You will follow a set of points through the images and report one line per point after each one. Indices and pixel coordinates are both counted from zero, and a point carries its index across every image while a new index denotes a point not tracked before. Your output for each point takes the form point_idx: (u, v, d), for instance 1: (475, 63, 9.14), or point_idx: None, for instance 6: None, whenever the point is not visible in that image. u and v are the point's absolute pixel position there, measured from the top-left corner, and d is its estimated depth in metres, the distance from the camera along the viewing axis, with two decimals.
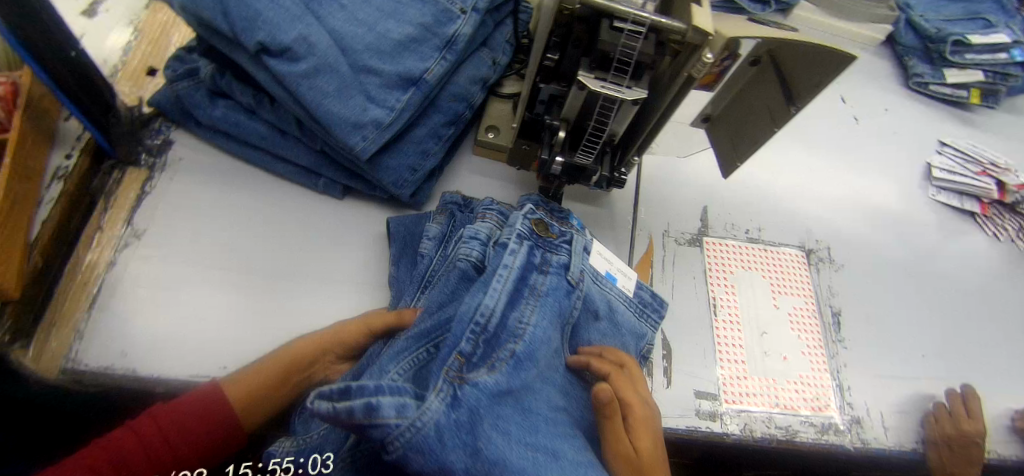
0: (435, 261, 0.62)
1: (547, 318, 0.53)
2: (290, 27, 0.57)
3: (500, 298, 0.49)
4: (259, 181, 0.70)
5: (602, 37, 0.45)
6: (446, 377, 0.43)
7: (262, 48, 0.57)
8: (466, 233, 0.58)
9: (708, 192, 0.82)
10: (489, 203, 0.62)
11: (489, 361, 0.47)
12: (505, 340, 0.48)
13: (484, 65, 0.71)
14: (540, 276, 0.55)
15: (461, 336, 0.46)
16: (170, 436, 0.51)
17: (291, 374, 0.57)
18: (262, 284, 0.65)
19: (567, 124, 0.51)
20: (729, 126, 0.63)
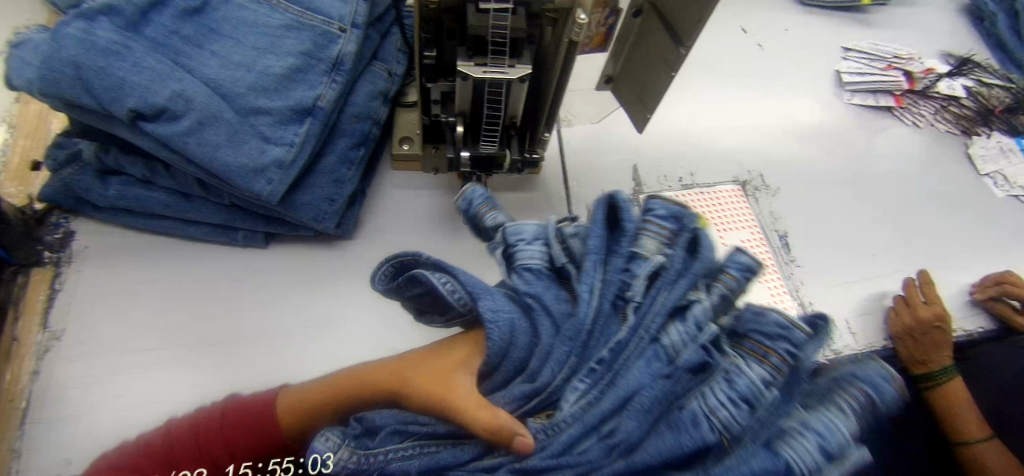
0: (606, 320, 0.39)
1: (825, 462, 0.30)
2: (161, 86, 0.55)
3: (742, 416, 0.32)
4: (175, 249, 0.67)
5: (471, 23, 0.43)
6: None
7: (137, 115, 0.54)
8: (626, 248, 0.41)
9: (635, 150, 0.82)
10: (660, 209, 0.41)
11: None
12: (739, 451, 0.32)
13: (379, 79, 0.69)
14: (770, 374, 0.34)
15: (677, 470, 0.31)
16: (201, 442, 0.42)
17: (347, 399, 0.43)
18: (204, 349, 0.59)
19: (464, 117, 0.49)
20: (631, 82, 0.63)
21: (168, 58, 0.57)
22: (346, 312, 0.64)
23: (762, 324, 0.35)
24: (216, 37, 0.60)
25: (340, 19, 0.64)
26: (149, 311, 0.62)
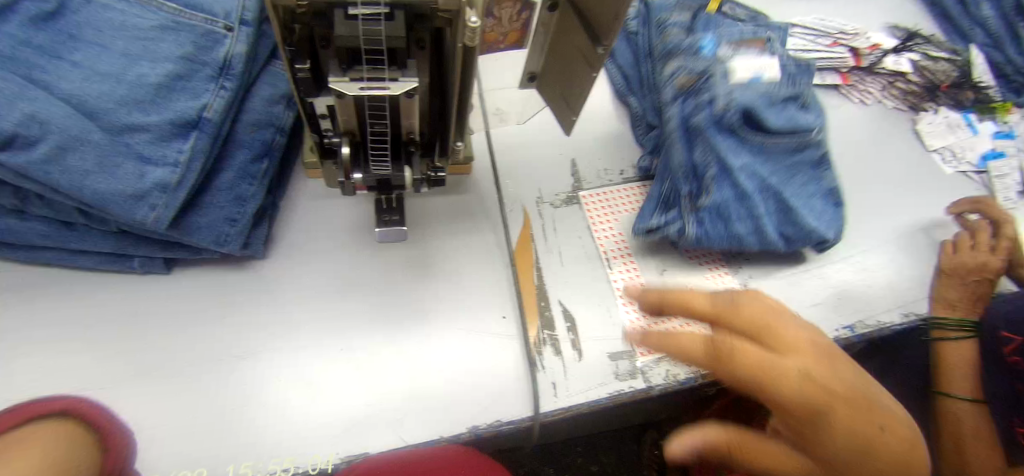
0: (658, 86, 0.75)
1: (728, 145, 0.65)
2: (7, 107, 0.47)
3: (684, 155, 0.67)
4: (72, 281, 0.61)
5: (338, 32, 0.37)
6: (686, 198, 0.67)
7: None
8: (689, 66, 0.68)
9: (574, 142, 0.76)
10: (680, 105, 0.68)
11: (705, 187, 0.66)
12: (706, 169, 0.65)
13: (280, 80, 0.63)
14: (720, 114, 0.64)
15: (680, 178, 0.67)
16: None
17: None
18: (102, 393, 0.56)
19: (352, 136, 0.44)
20: (555, 78, 0.58)
21: (16, 73, 0.49)
22: (261, 343, 0.60)
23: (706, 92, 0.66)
24: (76, 44, 0.52)
25: (224, 17, 0.58)
26: (38, 355, 0.57)
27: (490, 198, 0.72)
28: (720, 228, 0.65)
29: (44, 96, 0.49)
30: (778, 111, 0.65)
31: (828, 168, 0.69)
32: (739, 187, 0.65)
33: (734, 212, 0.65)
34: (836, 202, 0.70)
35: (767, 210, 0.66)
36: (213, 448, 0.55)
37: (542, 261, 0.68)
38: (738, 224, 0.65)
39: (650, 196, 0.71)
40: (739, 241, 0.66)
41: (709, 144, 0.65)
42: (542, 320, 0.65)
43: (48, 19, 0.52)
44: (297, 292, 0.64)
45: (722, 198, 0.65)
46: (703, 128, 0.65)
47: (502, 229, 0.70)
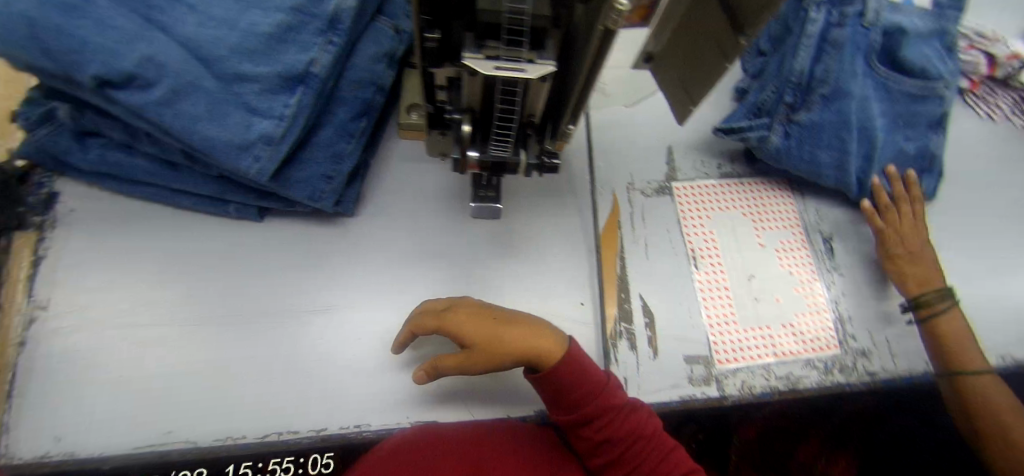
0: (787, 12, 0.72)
1: (845, 69, 0.66)
2: (130, 46, 0.47)
3: (806, 55, 0.66)
4: (166, 217, 0.62)
5: (481, 5, 0.35)
6: (785, 109, 0.67)
7: (103, 81, 0.48)
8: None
9: (672, 130, 0.73)
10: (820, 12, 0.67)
11: (807, 104, 0.67)
12: (818, 87, 0.67)
13: (384, 37, 0.61)
14: (841, 34, 0.66)
15: (785, 87, 0.67)
16: None
17: None
18: (195, 331, 0.59)
19: (472, 113, 0.42)
20: (678, 63, 0.54)
21: (138, 12, 0.49)
22: (342, 301, 0.61)
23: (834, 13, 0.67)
24: None
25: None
26: (135, 287, 0.59)
27: (580, 179, 0.69)
28: (809, 145, 0.67)
29: (161, 37, 0.49)
30: (916, 48, 0.69)
31: (933, 134, 0.72)
32: (848, 119, 0.67)
33: (823, 146, 0.67)
34: (929, 168, 0.72)
35: (856, 150, 0.67)
36: (295, 400, 0.57)
37: (626, 251, 0.67)
38: (824, 152, 0.67)
39: (745, 102, 0.71)
40: (817, 167, 0.67)
41: (840, 56, 0.66)
42: (621, 311, 0.64)
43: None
44: (381, 254, 0.64)
45: (821, 122, 0.67)
46: (838, 45, 0.66)
47: (589, 214, 0.68)
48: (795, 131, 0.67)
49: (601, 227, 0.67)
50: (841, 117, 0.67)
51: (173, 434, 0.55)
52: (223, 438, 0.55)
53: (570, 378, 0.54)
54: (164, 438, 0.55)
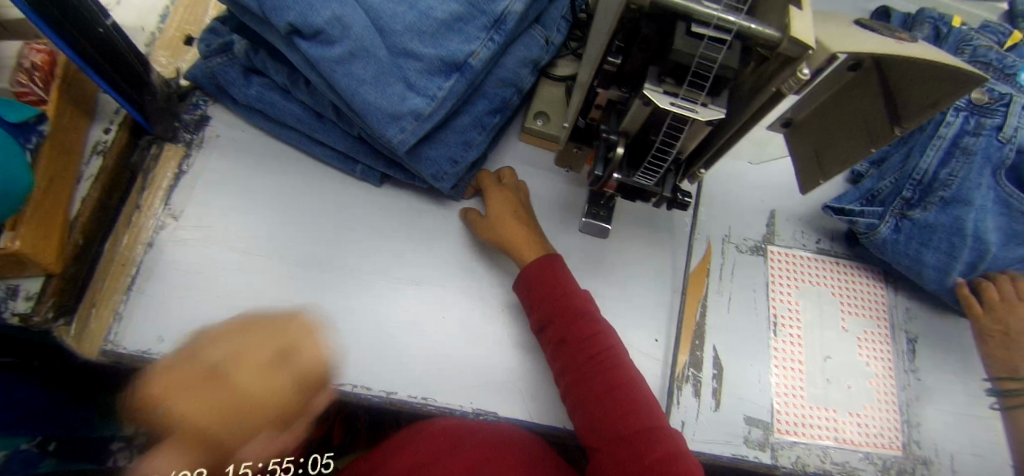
0: None
1: (976, 177, 0.64)
2: (325, 4, 0.52)
3: (931, 157, 0.65)
4: (296, 161, 0.67)
5: (676, 46, 0.37)
6: (896, 206, 0.67)
7: (294, 30, 0.52)
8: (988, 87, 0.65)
9: (780, 195, 0.73)
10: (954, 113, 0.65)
11: (923, 205, 0.66)
12: (938, 189, 0.65)
13: (535, 45, 0.63)
14: (972, 139, 0.64)
15: (903, 185, 0.67)
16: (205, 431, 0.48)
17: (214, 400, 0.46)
18: (298, 271, 0.63)
19: (626, 137, 0.44)
20: (815, 135, 0.54)
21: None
22: (434, 278, 0.64)
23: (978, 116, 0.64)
24: None
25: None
26: (255, 218, 0.64)
27: (679, 220, 0.70)
28: (915, 245, 0.66)
29: (352, 2, 0.53)
30: None
31: None
32: (965, 227, 0.65)
33: (930, 248, 0.66)
34: None
35: (966, 257, 0.66)
36: (373, 358, 0.61)
37: (709, 300, 0.68)
38: (930, 254, 0.66)
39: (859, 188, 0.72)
40: (914, 265, 0.67)
41: (968, 165, 0.64)
42: (691, 357, 0.65)
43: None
44: (478, 245, 0.67)
45: (933, 225, 0.66)
46: (972, 151, 0.64)
47: (682, 255, 0.69)
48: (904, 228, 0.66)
49: (690, 271, 0.68)
50: (959, 224, 0.65)
51: None
52: None
53: (542, 276, 0.58)
54: None
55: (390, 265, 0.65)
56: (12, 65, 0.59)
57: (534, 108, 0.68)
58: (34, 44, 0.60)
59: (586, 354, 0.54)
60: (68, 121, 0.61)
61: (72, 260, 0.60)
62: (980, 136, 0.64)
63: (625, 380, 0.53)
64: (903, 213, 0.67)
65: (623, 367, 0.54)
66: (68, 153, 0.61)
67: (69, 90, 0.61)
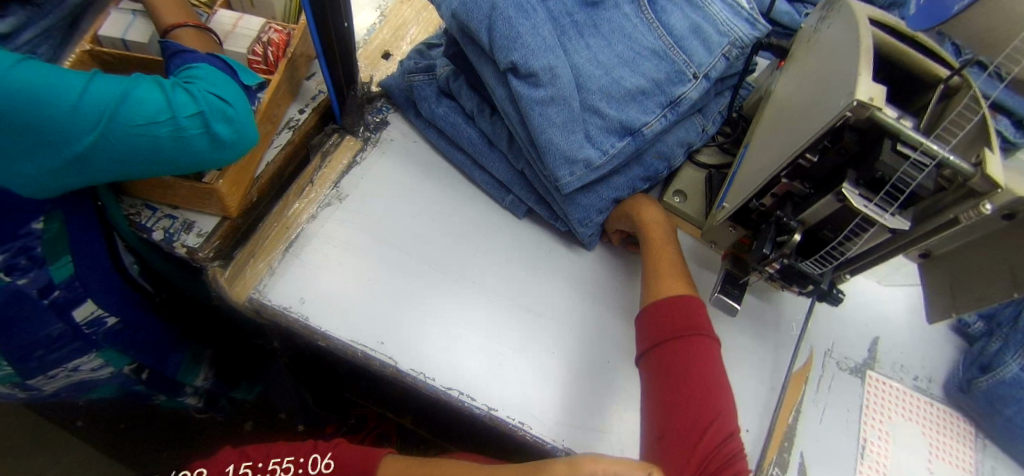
0: None
1: None
2: (539, 53, 0.59)
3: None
4: (453, 179, 0.74)
5: (883, 159, 0.42)
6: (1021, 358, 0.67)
7: (512, 68, 0.60)
8: None
9: (883, 324, 0.76)
10: None
11: None
12: None
13: (693, 130, 0.70)
14: None
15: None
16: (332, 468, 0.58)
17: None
18: (434, 274, 0.67)
19: (804, 227, 0.49)
20: (959, 272, 0.58)
21: (555, 32, 0.62)
22: (554, 314, 0.68)
23: None
24: (593, 28, 0.63)
25: (697, 65, 0.63)
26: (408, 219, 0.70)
27: (786, 322, 0.73)
28: None
29: (563, 57, 0.61)
30: None
31: None
32: None
33: None
34: None
35: None
36: (484, 372, 0.63)
37: (803, 406, 0.69)
38: None
39: (974, 349, 0.73)
40: None
41: None
42: (778, 456, 0.66)
43: (590, 5, 0.64)
44: (598, 294, 0.70)
45: None
46: None
47: (785, 356, 0.71)
48: None
49: (792, 375, 0.69)
50: None
51: (384, 346, 0.62)
52: (418, 372, 0.62)
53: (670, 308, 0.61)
54: (375, 346, 0.62)
55: (515, 290, 0.68)
56: (253, 36, 0.68)
57: (674, 186, 0.74)
58: (274, 24, 0.70)
59: (685, 370, 0.57)
60: (280, 94, 0.69)
61: (243, 212, 0.67)
62: None
63: (713, 408, 0.56)
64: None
65: (715, 395, 0.56)
66: (271, 122, 0.69)
67: (290, 71, 0.70)
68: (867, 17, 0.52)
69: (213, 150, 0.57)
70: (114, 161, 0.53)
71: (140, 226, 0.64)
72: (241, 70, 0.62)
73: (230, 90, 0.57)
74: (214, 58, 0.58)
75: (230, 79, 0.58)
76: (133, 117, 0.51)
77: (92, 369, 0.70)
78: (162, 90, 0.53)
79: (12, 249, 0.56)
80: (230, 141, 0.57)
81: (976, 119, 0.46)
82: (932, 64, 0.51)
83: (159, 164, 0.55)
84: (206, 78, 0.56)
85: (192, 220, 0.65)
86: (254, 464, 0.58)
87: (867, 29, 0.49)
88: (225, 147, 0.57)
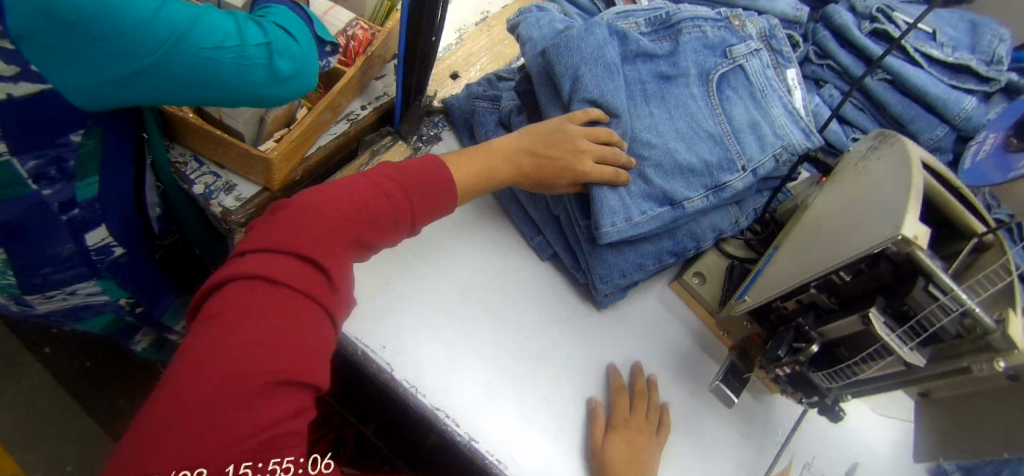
0: None
1: None
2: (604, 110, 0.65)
3: None
4: (488, 205, 0.75)
5: (913, 295, 0.45)
6: None
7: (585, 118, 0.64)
8: None
9: (866, 452, 0.76)
10: None
11: None
12: None
13: (727, 219, 0.73)
14: None
15: None
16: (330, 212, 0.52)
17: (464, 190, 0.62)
18: (451, 292, 0.68)
19: (822, 339, 0.50)
20: (955, 420, 0.59)
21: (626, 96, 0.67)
22: (554, 361, 0.68)
23: None
24: (659, 100, 0.68)
25: (744, 157, 0.66)
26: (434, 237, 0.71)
27: (773, 426, 0.74)
28: None
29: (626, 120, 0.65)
30: None
31: None
32: None
33: None
34: None
35: None
36: (476, 402, 0.63)
37: None
38: None
39: None
40: None
41: None
42: None
43: (663, 79, 0.68)
44: (602, 353, 0.71)
45: None
46: None
47: (765, 459, 0.71)
48: None
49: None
50: None
51: (385, 351, 0.63)
52: (412, 385, 0.62)
53: None
54: (377, 350, 0.62)
55: (522, 328, 0.69)
56: (340, 28, 0.72)
57: (695, 268, 0.76)
58: (361, 22, 0.74)
59: None
60: (350, 87, 0.72)
61: (284, 188, 0.68)
62: None
63: None
64: None
65: None
66: (334, 111, 0.71)
67: (365, 68, 0.73)
68: (920, 159, 0.55)
69: (273, 85, 0.51)
70: (172, 84, 0.46)
71: (183, 177, 0.65)
72: (314, 22, 0.59)
73: (296, 27, 0.53)
74: (287, 3, 0.55)
75: (295, 16, 0.54)
76: (205, 39, 0.45)
77: (88, 296, 0.64)
78: (234, 18, 0.47)
79: (46, 157, 0.49)
80: (290, 77, 0.52)
81: (1003, 283, 0.49)
82: (971, 218, 0.53)
83: (219, 93, 0.49)
84: (275, 14, 0.52)
85: (233, 183, 0.66)
86: (291, 389, 0.43)
87: (919, 171, 0.52)
88: (284, 83, 0.52)
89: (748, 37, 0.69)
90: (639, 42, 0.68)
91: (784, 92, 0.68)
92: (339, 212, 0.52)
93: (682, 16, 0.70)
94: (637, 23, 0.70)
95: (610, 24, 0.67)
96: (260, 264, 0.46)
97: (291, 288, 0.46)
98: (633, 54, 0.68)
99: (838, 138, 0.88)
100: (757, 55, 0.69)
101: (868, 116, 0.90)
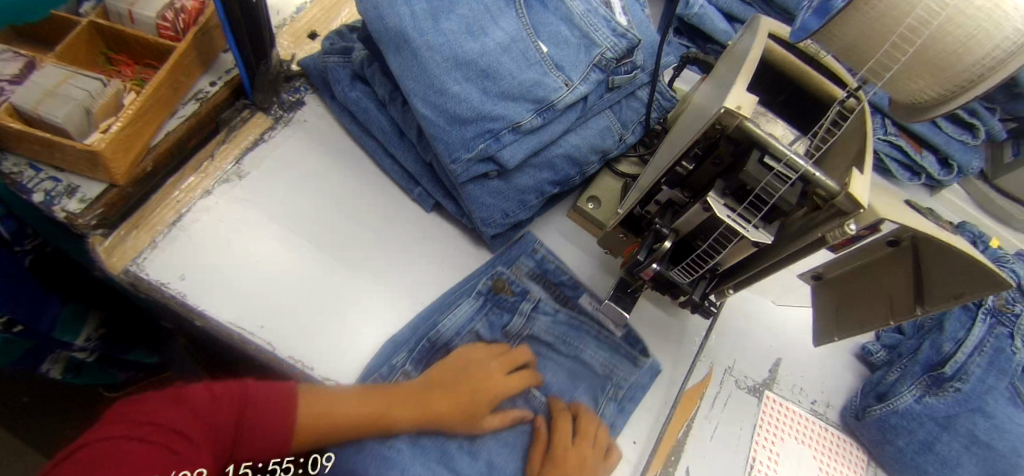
0: None
1: (993, 373, 0.65)
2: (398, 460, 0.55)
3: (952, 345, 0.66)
4: (364, 166, 0.72)
5: (747, 169, 0.42)
6: (915, 387, 0.66)
7: (478, 158, 0.64)
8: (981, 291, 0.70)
9: (786, 345, 0.75)
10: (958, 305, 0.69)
11: (941, 390, 0.65)
12: (955, 378, 0.65)
13: (608, 137, 0.70)
14: (988, 339, 0.66)
15: (920, 366, 0.67)
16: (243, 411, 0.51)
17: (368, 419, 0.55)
18: (332, 256, 0.65)
19: (676, 236, 0.49)
20: (846, 295, 0.58)
21: (484, 82, 0.62)
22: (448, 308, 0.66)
23: (989, 310, 0.67)
24: (500, 22, 0.64)
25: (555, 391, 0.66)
26: (351, 298, 0.64)
27: (690, 335, 0.73)
28: (941, 428, 0.65)
29: (510, 133, 0.63)
30: None
31: None
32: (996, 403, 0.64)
33: (959, 443, 0.64)
34: None
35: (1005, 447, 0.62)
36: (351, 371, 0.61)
37: (695, 423, 0.67)
38: (948, 437, 0.64)
39: (873, 378, 0.73)
40: (935, 452, 0.65)
41: (983, 357, 0.65)
42: (664, 470, 0.64)
43: (522, 56, 0.63)
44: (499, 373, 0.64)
45: (947, 405, 0.65)
46: (983, 346, 0.66)
47: (683, 371, 0.70)
48: (928, 407, 0.65)
49: (684, 392, 0.68)
50: (986, 409, 0.64)
51: (263, 331, 0.60)
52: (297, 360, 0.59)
53: None
54: (253, 330, 0.59)
55: (411, 285, 0.67)
56: (165, 2, 0.67)
57: (589, 193, 0.74)
58: None
59: None
60: (188, 64, 0.67)
61: (134, 182, 0.64)
62: (982, 323, 0.66)
63: None
64: (922, 391, 0.66)
65: None
66: (174, 90, 0.66)
67: (201, 39, 0.68)
68: (768, 31, 0.52)
69: None
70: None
71: (20, 187, 0.61)
72: None
73: None
74: None
75: None
76: None
77: None
78: None
79: None
80: None
81: (852, 129, 0.48)
82: (827, 86, 0.52)
83: None
84: None
85: (75, 184, 0.62)
86: None
87: (761, 44, 0.49)
88: None
89: (519, 303, 0.67)
90: (457, 107, 0.62)
91: (606, 13, 0.66)
92: (224, 389, 0.52)
93: (443, 315, 0.64)
94: (454, 302, 0.65)
95: (424, 101, 0.62)
96: (140, 404, 0.49)
97: (149, 439, 0.46)
98: (422, 335, 0.62)
99: (727, 39, 0.84)
100: (556, 16, 0.66)
101: (756, 9, 0.86)
